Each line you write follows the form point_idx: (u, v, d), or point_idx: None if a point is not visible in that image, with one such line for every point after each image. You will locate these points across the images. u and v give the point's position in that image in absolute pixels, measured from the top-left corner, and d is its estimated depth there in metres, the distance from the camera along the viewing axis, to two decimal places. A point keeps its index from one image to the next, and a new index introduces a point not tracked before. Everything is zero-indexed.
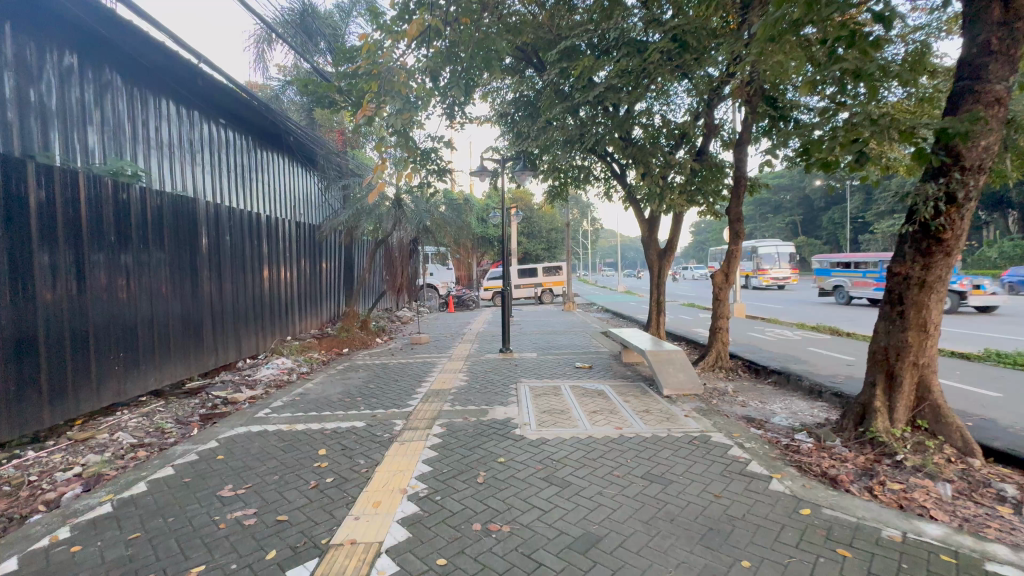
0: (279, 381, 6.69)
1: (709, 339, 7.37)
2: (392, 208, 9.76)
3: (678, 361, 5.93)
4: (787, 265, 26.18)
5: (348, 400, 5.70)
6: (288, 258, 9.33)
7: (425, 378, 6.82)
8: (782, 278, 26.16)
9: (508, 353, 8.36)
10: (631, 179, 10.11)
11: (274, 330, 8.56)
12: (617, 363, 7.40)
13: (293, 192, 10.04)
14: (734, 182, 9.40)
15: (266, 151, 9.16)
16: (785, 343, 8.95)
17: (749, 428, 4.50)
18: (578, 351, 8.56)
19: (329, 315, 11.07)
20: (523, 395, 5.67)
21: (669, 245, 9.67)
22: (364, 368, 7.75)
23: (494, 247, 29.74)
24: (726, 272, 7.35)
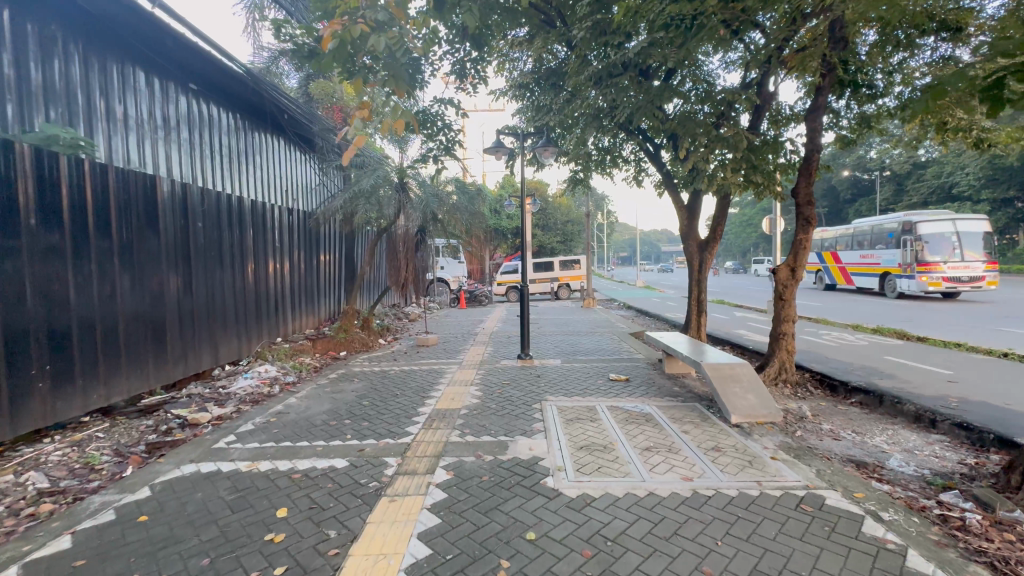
0: (257, 396, 5.61)
1: (772, 347, 6.13)
2: (396, 193, 8.61)
3: (747, 380, 4.69)
4: (978, 253, 15.50)
5: (333, 424, 4.59)
6: (278, 249, 8.26)
7: (431, 392, 5.70)
8: (968, 278, 15.36)
9: (528, 361, 7.18)
10: (667, 160, 8.82)
11: (260, 332, 7.50)
12: (659, 376, 6.17)
13: (286, 176, 8.98)
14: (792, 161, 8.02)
15: (256, 130, 8.11)
16: (852, 350, 7.62)
17: (867, 480, 3.28)
18: (610, 358, 7.35)
19: (326, 313, 10.01)
20: (551, 421, 4.49)
21: (713, 235, 8.42)
22: (360, 377, 6.64)
23: (508, 240, 28.47)
24: (792, 265, 6.10)
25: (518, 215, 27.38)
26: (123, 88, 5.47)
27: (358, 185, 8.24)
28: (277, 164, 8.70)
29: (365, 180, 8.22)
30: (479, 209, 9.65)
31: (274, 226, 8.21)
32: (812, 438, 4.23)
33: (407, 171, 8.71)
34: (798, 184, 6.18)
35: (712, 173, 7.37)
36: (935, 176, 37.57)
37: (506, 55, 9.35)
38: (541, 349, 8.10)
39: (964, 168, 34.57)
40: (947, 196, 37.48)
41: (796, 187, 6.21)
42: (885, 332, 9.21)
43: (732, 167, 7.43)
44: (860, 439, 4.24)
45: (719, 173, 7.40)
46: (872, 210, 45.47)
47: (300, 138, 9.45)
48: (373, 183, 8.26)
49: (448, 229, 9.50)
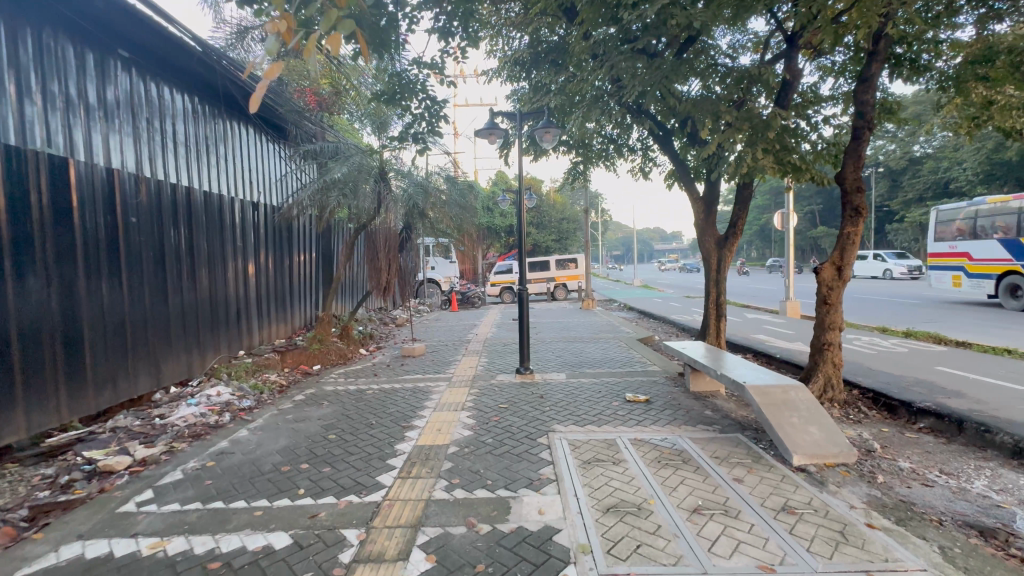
0: (200, 427, 4.60)
1: (816, 359, 5.25)
2: (375, 183, 7.54)
3: (805, 408, 3.75)
4: None
5: (286, 472, 3.59)
6: (242, 248, 7.21)
7: (413, 419, 4.72)
8: None
9: (527, 376, 6.20)
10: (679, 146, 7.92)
11: (218, 345, 6.48)
12: (684, 396, 5.23)
13: (253, 167, 7.96)
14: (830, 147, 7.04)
15: (215, 113, 7.09)
16: (892, 359, 6.75)
17: (1012, 563, 2.35)
18: (621, 373, 6.39)
19: (300, 320, 8.95)
20: (564, 465, 3.51)
21: (734, 229, 7.50)
22: (332, 399, 5.63)
23: (501, 239, 27.53)
24: (838, 263, 5.21)
25: (511, 212, 26.36)
26: (40, 58, 4.46)
27: (329, 173, 7.20)
28: (240, 153, 7.68)
29: (336, 168, 7.17)
30: (470, 204, 8.72)
31: (240, 224, 7.20)
32: (899, 485, 3.29)
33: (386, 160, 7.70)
34: (844, 167, 5.26)
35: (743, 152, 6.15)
36: (932, 171, 37.09)
37: (499, 31, 8.39)
38: (542, 361, 7.12)
39: (961, 163, 34.08)
40: (943, 192, 36.93)
41: (841, 171, 5.29)
42: (919, 336, 8.39)
43: (764, 146, 6.27)
44: (959, 486, 3.32)
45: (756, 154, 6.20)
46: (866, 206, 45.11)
47: (269, 124, 8.41)
48: (346, 170, 7.22)
49: (438, 228, 8.72)
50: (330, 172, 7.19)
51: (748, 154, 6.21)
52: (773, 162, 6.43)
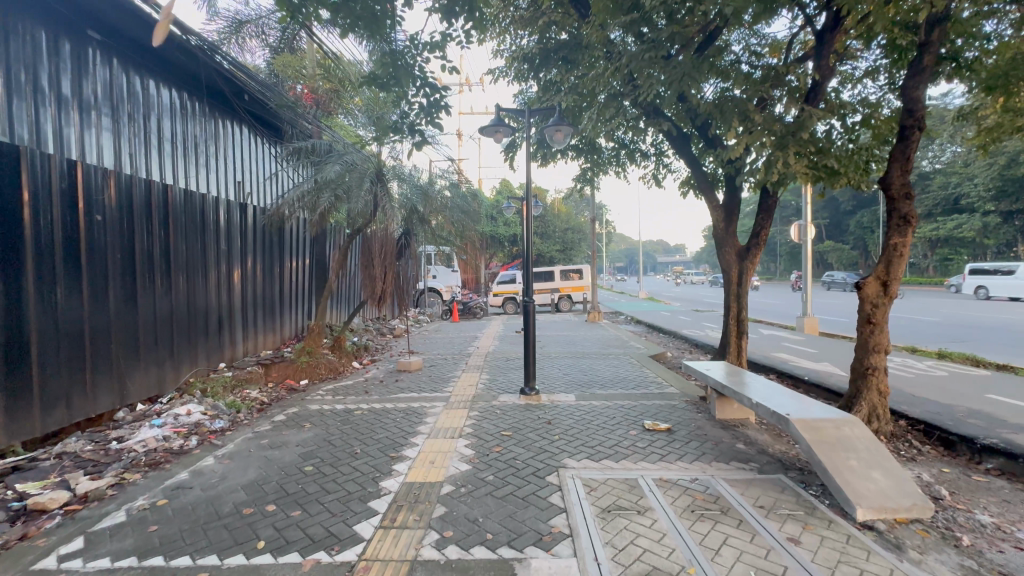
0: (161, 454, 4.03)
1: (858, 385, 4.71)
2: (371, 185, 7.01)
3: (864, 449, 3.19)
4: None
5: (248, 517, 3.01)
6: (227, 252, 6.69)
7: (404, 447, 4.16)
8: None
9: (533, 398, 5.62)
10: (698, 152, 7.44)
11: (194, 357, 5.93)
12: (710, 425, 4.63)
13: (242, 168, 7.52)
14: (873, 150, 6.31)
15: (201, 109, 6.66)
16: (933, 385, 6.15)
17: None
18: (636, 396, 5.80)
19: (290, 330, 8.40)
20: (579, 516, 2.92)
21: (757, 240, 6.97)
22: (316, 420, 5.07)
23: (504, 248, 27.06)
24: (884, 278, 4.65)
25: (514, 221, 25.92)
26: None
27: (322, 171, 6.72)
28: (229, 151, 7.22)
29: (330, 167, 6.69)
30: (473, 209, 8.24)
31: (226, 226, 6.69)
32: (988, 548, 2.71)
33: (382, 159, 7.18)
34: (889, 171, 4.71)
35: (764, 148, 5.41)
36: (942, 186, 36.56)
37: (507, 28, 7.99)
38: (548, 380, 6.53)
39: (972, 178, 33.52)
40: (953, 208, 36.39)
41: (886, 175, 4.75)
42: (953, 358, 7.80)
43: (797, 152, 5.48)
44: None
45: (788, 157, 5.42)
46: (873, 221, 44.61)
47: (261, 123, 7.98)
48: (341, 169, 6.75)
49: (439, 235, 8.22)
50: (324, 170, 6.72)
51: (779, 158, 5.42)
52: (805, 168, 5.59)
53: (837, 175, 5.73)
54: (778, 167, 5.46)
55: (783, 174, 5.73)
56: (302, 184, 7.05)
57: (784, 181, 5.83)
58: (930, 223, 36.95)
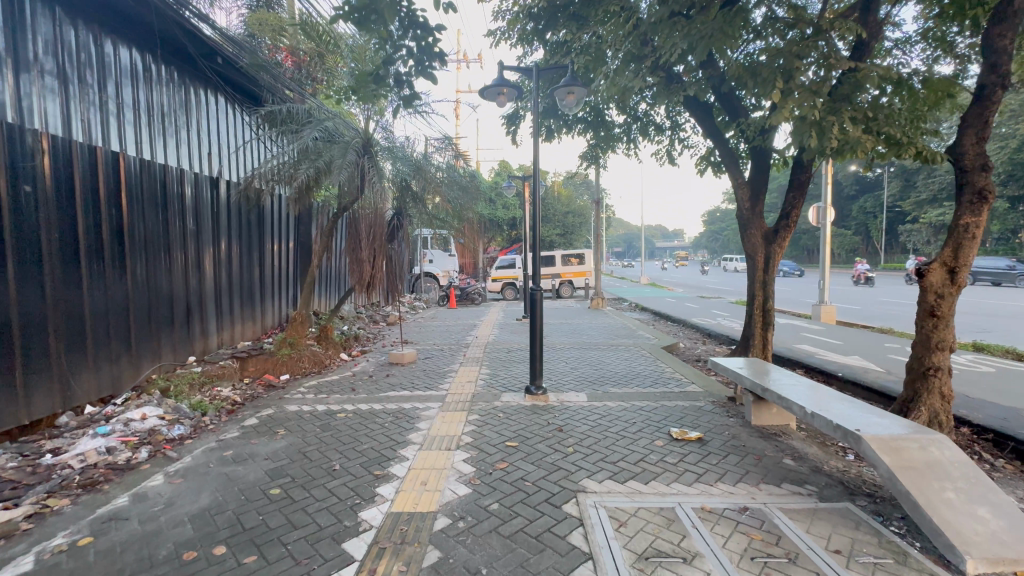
0: (99, 471, 3.37)
1: (918, 387, 4.09)
2: (359, 157, 6.23)
3: (962, 477, 2.56)
4: None
5: (188, 566, 2.37)
6: (196, 233, 5.95)
7: (392, 462, 3.52)
8: None
9: (540, 399, 4.97)
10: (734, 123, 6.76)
11: (157, 352, 5.25)
12: (746, 434, 4.00)
13: (213, 139, 6.76)
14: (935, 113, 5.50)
15: (165, 71, 5.90)
16: (984, 384, 5.53)
17: None
18: (655, 396, 5.17)
19: (271, 319, 7.70)
20: (610, 566, 2.30)
21: (787, 221, 6.29)
22: (292, 424, 4.41)
23: (503, 232, 26.26)
24: (951, 264, 3.99)
25: (514, 204, 25.12)
26: None
27: (298, 139, 5.97)
28: (195, 118, 6.40)
29: (307, 133, 5.91)
30: (472, 187, 7.50)
31: (193, 203, 5.94)
32: None
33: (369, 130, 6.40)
34: (958, 138, 4.04)
35: (815, 111, 4.68)
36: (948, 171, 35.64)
37: None
38: (555, 377, 5.89)
39: None
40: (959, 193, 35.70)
41: (956, 143, 4.07)
42: (995, 351, 7.16)
43: (852, 115, 4.81)
44: None
45: (845, 121, 4.72)
46: (877, 206, 43.87)
47: (234, 89, 7.17)
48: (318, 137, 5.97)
49: (435, 215, 7.48)
50: (301, 138, 5.97)
51: (834, 122, 4.75)
52: (869, 136, 4.85)
53: (899, 144, 4.87)
54: (835, 130, 4.73)
55: (842, 142, 4.98)
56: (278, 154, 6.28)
57: (843, 152, 5.05)
58: (936, 209, 36.21)
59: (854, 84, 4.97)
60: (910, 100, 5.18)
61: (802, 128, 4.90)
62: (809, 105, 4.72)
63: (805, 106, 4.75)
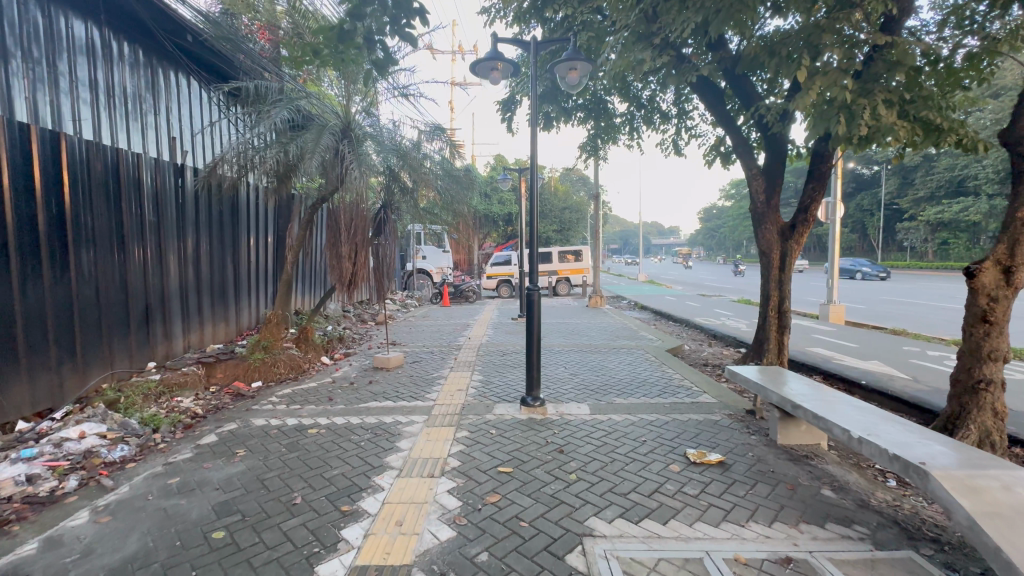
0: (12, 508, 2.82)
1: (966, 402, 3.61)
2: (338, 141, 5.65)
3: None
4: None
5: None
6: (156, 225, 5.35)
7: (363, 493, 2.98)
8: None
9: (537, 412, 4.46)
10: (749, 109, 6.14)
11: (107, 358, 4.68)
12: (773, 456, 3.50)
13: (182, 124, 6.24)
14: (979, 94, 4.82)
15: (129, 50, 5.45)
16: (1020, 395, 5.06)
17: None
18: (664, 408, 4.66)
19: (246, 320, 7.12)
20: None
21: (806, 215, 5.79)
22: (255, 442, 3.87)
23: (498, 227, 25.72)
24: (1006, 262, 3.49)
25: (510, 199, 24.58)
26: None
27: (266, 116, 5.39)
28: (156, 97, 5.80)
29: (275, 111, 5.34)
30: (464, 177, 6.96)
31: (154, 191, 5.35)
32: None
33: (352, 113, 5.82)
34: (1018, 119, 3.53)
35: (845, 92, 4.01)
36: (947, 168, 35.33)
37: None
38: (553, 385, 5.38)
39: (980, 160, 32.26)
40: (957, 190, 35.45)
41: (1014, 124, 3.56)
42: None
43: (885, 97, 4.11)
44: None
45: (880, 104, 4.00)
46: (875, 203, 43.61)
47: (208, 71, 6.67)
48: (287, 114, 5.41)
49: (425, 208, 6.95)
50: (268, 116, 5.41)
51: (866, 106, 4.01)
52: (903, 121, 4.18)
53: (940, 130, 4.36)
54: (867, 115, 4.01)
55: (871, 130, 4.26)
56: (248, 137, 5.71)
57: (871, 141, 4.43)
58: (935, 206, 35.95)
59: (887, 63, 4.24)
60: (946, 81, 4.45)
61: (829, 112, 4.22)
62: (838, 86, 4.05)
63: (835, 87, 4.06)
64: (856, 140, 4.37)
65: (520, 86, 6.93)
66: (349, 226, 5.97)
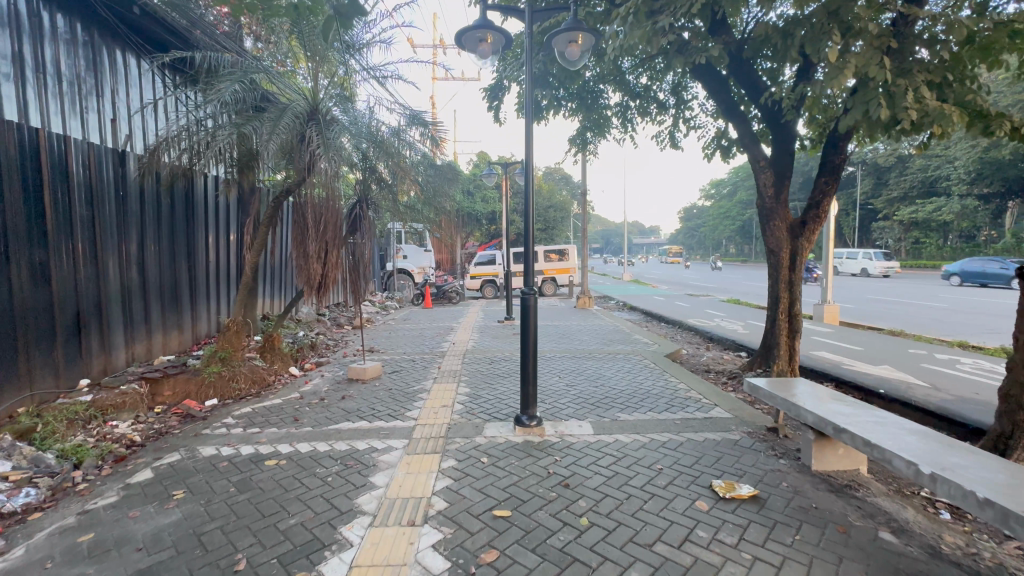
0: None
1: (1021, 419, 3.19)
2: (306, 125, 4.99)
3: None
4: None
5: None
6: (89, 220, 4.61)
7: (326, 553, 2.38)
8: None
9: (534, 432, 3.91)
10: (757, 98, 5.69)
11: (20, 378, 3.93)
12: (812, 487, 3.02)
13: (127, 106, 5.50)
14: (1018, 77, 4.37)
15: (63, 22, 4.72)
16: None
17: None
18: (676, 424, 4.17)
19: (201, 328, 6.35)
20: None
21: (819, 211, 5.36)
22: (200, 479, 3.22)
23: (481, 226, 25.11)
24: None
25: (493, 197, 24.01)
26: None
27: (213, 91, 4.71)
28: (93, 75, 5.04)
29: (223, 85, 4.66)
30: (448, 169, 6.35)
31: (87, 181, 4.61)
32: None
33: (320, 97, 5.17)
34: None
35: (885, 71, 3.52)
36: (921, 169, 36.11)
37: None
38: (549, 398, 4.84)
39: (952, 161, 33.08)
40: (930, 190, 36.28)
41: None
42: None
43: (926, 78, 3.65)
44: None
45: (922, 84, 3.51)
46: (851, 203, 44.46)
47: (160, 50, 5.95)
48: (238, 89, 4.73)
49: (405, 204, 6.32)
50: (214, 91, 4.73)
51: (908, 86, 3.51)
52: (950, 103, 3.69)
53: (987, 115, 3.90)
54: (912, 97, 3.49)
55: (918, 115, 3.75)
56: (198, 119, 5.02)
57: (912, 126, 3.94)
58: (909, 206, 36.72)
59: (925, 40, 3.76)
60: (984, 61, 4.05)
61: (864, 95, 3.73)
62: (875, 65, 3.57)
63: (872, 65, 3.58)
64: (893, 127, 3.92)
65: (509, 70, 6.38)
66: (317, 225, 5.28)
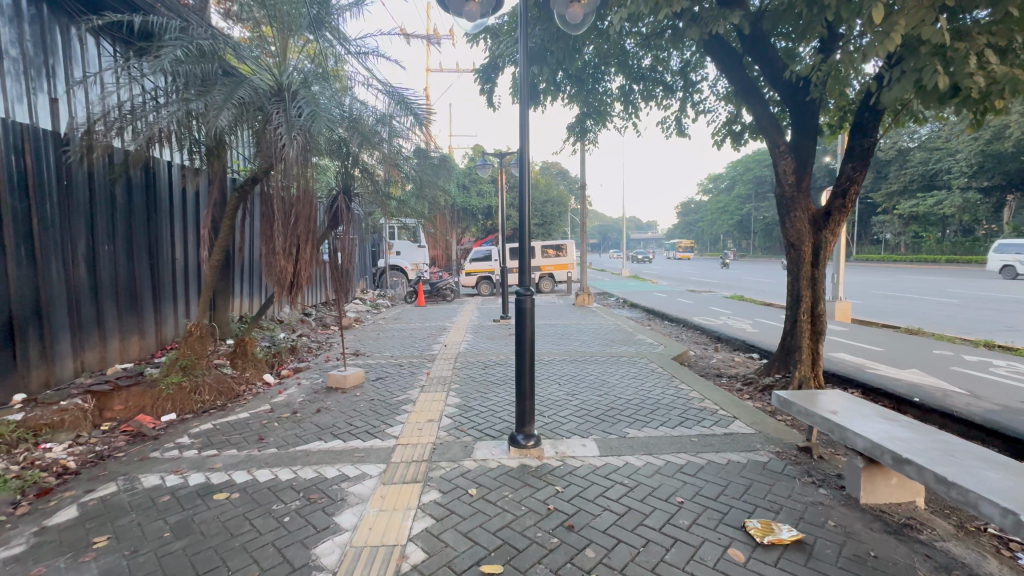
0: None
1: None
2: (273, 104, 4.42)
3: None
4: None
5: None
6: (21, 213, 4.01)
7: None
8: None
9: (531, 455, 3.40)
10: (777, 75, 5.16)
11: None
12: (865, 527, 2.52)
13: (81, 89, 4.93)
14: None
15: None
16: None
17: None
18: (693, 442, 3.66)
19: (165, 332, 5.78)
20: None
21: (846, 200, 4.83)
22: (132, 519, 2.70)
23: (477, 222, 24.54)
24: None
25: (489, 192, 23.45)
26: None
27: (159, 62, 4.09)
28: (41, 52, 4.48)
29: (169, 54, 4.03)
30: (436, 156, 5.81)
31: (19, 168, 4.01)
32: None
33: (288, 73, 4.57)
34: None
35: (943, 31, 2.99)
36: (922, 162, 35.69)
37: None
38: (549, 411, 4.33)
39: (953, 154, 32.67)
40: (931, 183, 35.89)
41: None
42: None
43: (990, 40, 3.14)
44: None
45: (988, 47, 3.02)
46: None
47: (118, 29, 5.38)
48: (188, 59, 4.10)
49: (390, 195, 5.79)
50: (157, 59, 4.11)
51: (970, 49, 3.04)
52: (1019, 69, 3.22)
53: None
54: (976, 62, 3.01)
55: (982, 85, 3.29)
56: (149, 95, 4.41)
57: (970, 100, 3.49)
58: (910, 199, 36.32)
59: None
60: None
61: (917, 63, 3.23)
62: (933, 24, 3.03)
63: (927, 25, 3.05)
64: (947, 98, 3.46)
65: (503, 47, 5.82)
66: (286, 217, 4.69)
